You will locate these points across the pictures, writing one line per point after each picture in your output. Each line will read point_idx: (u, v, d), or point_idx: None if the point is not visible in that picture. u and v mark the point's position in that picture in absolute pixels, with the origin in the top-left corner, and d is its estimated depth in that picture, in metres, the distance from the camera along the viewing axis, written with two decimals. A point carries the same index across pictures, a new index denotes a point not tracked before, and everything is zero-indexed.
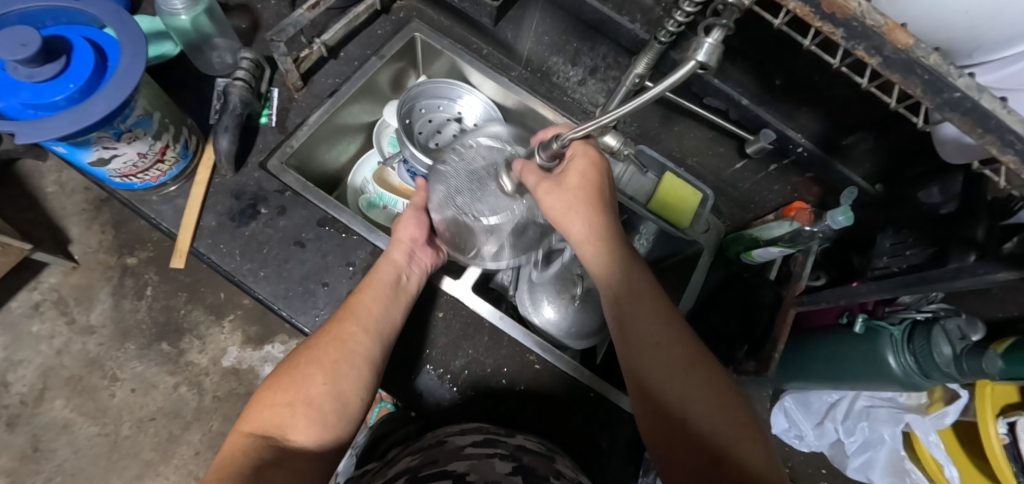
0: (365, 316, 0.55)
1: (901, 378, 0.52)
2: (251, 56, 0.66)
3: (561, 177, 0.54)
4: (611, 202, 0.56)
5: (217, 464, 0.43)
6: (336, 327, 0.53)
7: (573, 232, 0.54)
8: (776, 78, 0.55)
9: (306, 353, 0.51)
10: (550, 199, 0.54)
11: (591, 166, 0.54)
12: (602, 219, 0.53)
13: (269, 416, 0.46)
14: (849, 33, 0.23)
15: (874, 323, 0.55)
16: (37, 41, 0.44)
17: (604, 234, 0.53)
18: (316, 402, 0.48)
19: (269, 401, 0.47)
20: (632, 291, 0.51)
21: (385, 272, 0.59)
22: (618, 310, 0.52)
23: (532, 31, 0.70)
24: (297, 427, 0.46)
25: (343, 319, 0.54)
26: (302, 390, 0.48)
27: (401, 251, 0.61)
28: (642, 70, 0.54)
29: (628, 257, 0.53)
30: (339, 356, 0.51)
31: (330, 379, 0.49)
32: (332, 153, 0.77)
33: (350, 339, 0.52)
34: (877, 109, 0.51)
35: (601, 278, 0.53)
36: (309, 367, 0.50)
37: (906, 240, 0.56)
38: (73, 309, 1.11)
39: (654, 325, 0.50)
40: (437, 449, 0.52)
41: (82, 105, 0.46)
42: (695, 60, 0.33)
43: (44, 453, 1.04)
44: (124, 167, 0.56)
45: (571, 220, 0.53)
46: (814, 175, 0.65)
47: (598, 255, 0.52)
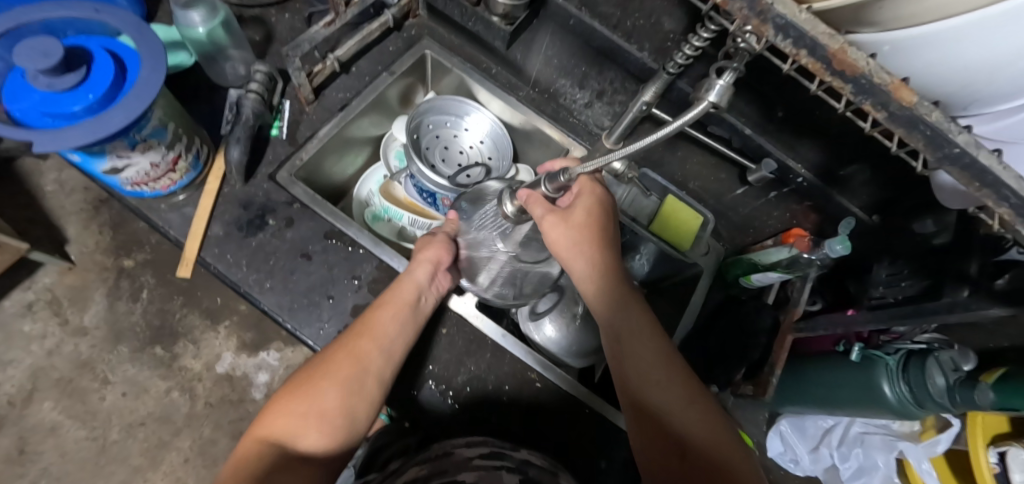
0: (381, 336, 0.55)
1: (896, 406, 0.53)
2: (265, 69, 0.67)
3: (568, 212, 0.55)
4: (614, 240, 0.57)
5: (233, 466, 0.46)
6: (352, 342, 0.54)
7: (575, 267, 0.55)
8: (778, 110, 0.57)
9: (321, 365, 0.52)
10: (555, 234, 0.54)
11: (597, 205, 0.56)
12: (604, 256, 0.54)
13: (283, 424, 0.48)
14: (857, 89, 0.24)
15: (869, 352, 0.56)
16: (59, 52, 0.45)
17: (606, 273, 0.54)
18: (325, 415, 0.49)
19: (283, 409, 0.49)
20: (632, 331, 0.52)
21: (403, 291, 0.59)
22: (614, 348, 0.53)
23: (542, 54, 0.72)
24: (307, 436, 0.47)
25: (359, 334, 0.54)
26: (317, 401, 0.49)
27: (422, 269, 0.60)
28: (649, 98, 0.55)
29: (628, 297, 0.54)
30: (352, 372, 0.51)
31: (342, 395, 0.50)
32: (340, 165, 0.78)
33: (364, 357, 0.53)
34: (870, 145, 0.53)
35: (601, 317, 0.54)
36: (323, 381, 0.50)
37: (902, 271, 0.58)
38: (67, 310, 1.10)
39: (651, 361, 0.51)
40: (445, 460, 0.53)
41: (101, 117, 0.47)
42: (707, 100, 0.35)
43: (30, 455, 1.03)
44: (135, 176, 0.57)
45: (574, 258, 0.54)
46: (813, 204, 0.66)
47: (598, 294, 0.54)
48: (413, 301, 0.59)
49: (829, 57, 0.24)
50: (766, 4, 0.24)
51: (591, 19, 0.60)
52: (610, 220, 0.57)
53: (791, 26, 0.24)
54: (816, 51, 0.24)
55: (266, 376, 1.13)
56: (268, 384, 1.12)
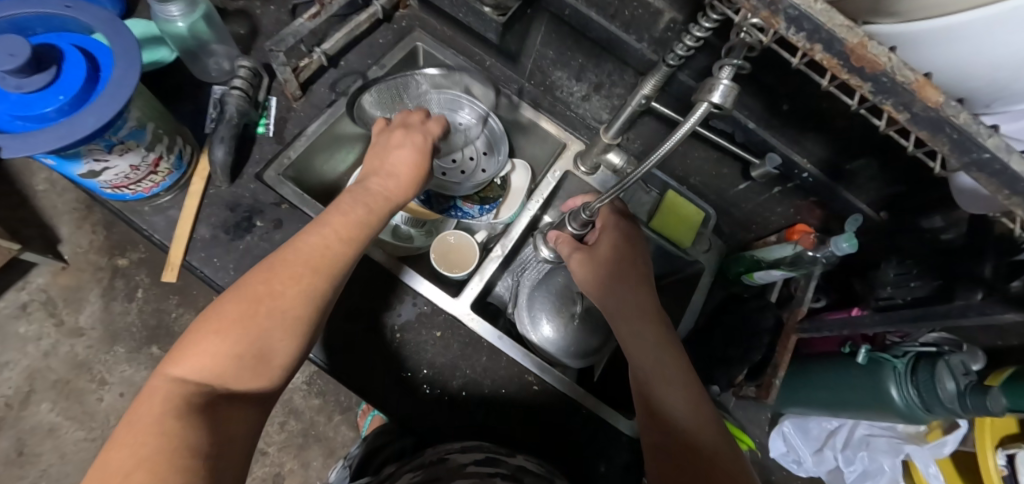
0: (328, 263, 0.49)
1: (903, 410, 0.52)
2: (249, 64, 0.65)
3: (594, 249, 0.64)
4: (642, 275, 0.63)
5: (137, 411, 0.39)
6: (293, 269, 0.47)
7: (608, 304, 0.62)
8: (782, 104, 0.55)
9: (258, 295, 0.46)
10: (584, 267, 0.63)
11: (619, 239, 0.64)
12: (635, 297, 0.61)
13: (210, 365, 0.42)
14: (878, 88, 0.22)
15: (877, 354, 0.54)
16: (26, 52, 0.43)
17: (640, 314, 0.59)
18: (265, 357, 0.44)
19: (208, 349, 0.43)
20: (661, 369, 0.55)
21: (359, 210, 0.54)
22: (644, 390, 0.55)
23: (537, 45, 0.69)
24: (242, 378, 0.43)
25: (301, 260, 0.48)
26: (253, 341, 0.44)
27: (401, 185, 0.58)
28: (648, 91, 0.53)
29: (661, 340, 0.57)
30: (302, 310, 0.47)
31: (287, 334, 0.46)
32: (331, 162, 0.75)
33: (309, 286, 0.47)
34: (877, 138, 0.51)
35: (634, 355, 0.57)
36: (266, 319, 0.45)
37: (910, 271, 0.55)
38: (61, 311, 1.09)
39: (682, 400, 0.53)
40: (440, 466, 0.51)
41: (73, 120, 0.45)
42: (710, 101, 0.35)
43: (28, 457, 1.03)
44: (115, 179, 0.55)
45: (598, 292, 0.62)
46: (818, 199, 0.64)
47: (630, 332, 0.58)
48: (374, 216, 0.54)
49: (847, 52, 0.22)
50: None
51: (587, 9, 0.58)
52: (634, 261, 0.64)
53: (805, 18, 0.22)
54: (831, 46, 0.22)
55: None
56: None
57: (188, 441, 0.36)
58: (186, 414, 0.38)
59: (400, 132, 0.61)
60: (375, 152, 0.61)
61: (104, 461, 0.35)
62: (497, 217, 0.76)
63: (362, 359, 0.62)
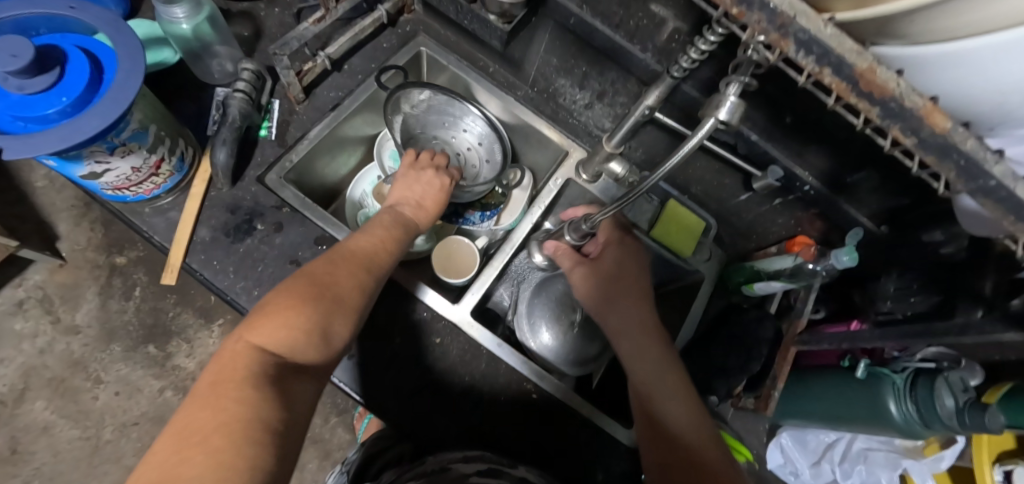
0: (373, 264, 0.53)
1: (902, 425, 0.51)
2: (252, 67, 0.65)
3: (595, 262, 0.66)
4: (641, 291, 0.65)
5: (212, 372, 0.37)
6: (345, 264, 0.51)
7: (609, 319, 0.63)
8: (785, 116, 0.55)
9: (328, 280, 0.48)
10: (584, 280, 0.65)
11: (620, 255, 0.67)
12: (637, 315, 0.62)
13: (282, 337, 0.42)
14: (886, 113, 0.22)
15: (875, 369, 0.54)
16: (30, 53, 0.43)
17: (643, 330, 0.61)
18: (327, 336, 0.44)
19: (281, 320, 0.42)
20: (660, 383, 0.56)
21: (394, 228, 0.60)
22: (646, 402, 0.55)
23: (541, 53, 0.69)
24: (306, 353, 0.43)
25: (351, 259, 0.52)
26: (321, 319, 0.44)
27: (428, 217, 0.65)
28: (652, 102, 0.53)
29: (661, 357, 0.58)
30: (358, 300, 0.49)
31: (345, 318, 0.47)
32: (332, 166, 0.75)
33: (357, 280, 0.50)
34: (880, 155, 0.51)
35: (633, 367, 0.58)
36: (332, 302, 0.46)
37: (911, 285, 0.55)
38: (58, 308, 1.09)
39: (683, 412, 0.54)
40: (442, 477, 0.51)
41: (75, 122, 0.45)
42: (717, 117, 0.36)
43: (22, 455, 1.02)
44: (116, 180, 0.55)
45: (601, 306, 0.64)
46: (819, 212, 0.65)
47: (631, 347, 0.60)
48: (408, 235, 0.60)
49: (856, 77, 0.22)
50: (787, 17, 0.22)
51: (592, 18, 0.58)
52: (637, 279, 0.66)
53: (815, 42, 0.22)
54: (841, 70, 0.22)
55: None
56: None
57: (263, 413, 0.35)
58: (264, 381, 0.37)
59: (429, 172, 0.67)
60: (402, 182, 0.66)
61: (185, 418, 0.34)
62: (498, 223, 0.76)
63: (362, 364, 0.62)
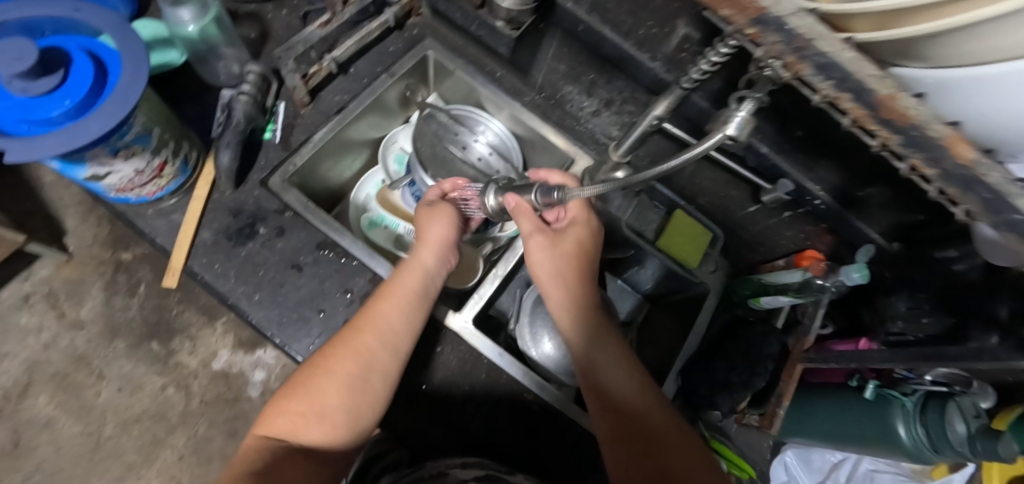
0: (383, 329, 0.54)
1: (910, 449, 0.50)
2: (258, 69, 0.65)
3: (557, 234, 0.59)
4: (592, 270, 0.62)
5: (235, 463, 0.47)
6: (353, 336, 0.54)
7: (551, 297, 0.60)
8: (796, 130, 0.54)
9: (326, 362, 0.52)
10: (540, 253, 0.59)
11: (585, 232, 0.60)
12: (582, 293, 0.59)
13: (283, 423, 0.49)
14: (908, 141, 0.22)
15: (885, 391, 0.52)
16: (33, 55, 0.42)
17: (588, 309, 0.59)
18: (327, 413, 0.50)
19: (284, 408, 0.50)
20: (609, 364, 0.56)
21: (409, 281, 0.58)
22: (593, 379, 0.56)
23: (548, 60, 0.69)
24: (309, 433, 0.49)
25: (360, 328, 0.54)
26: (318, 400, 0.50)
27: (431, 255, 0.59)
28: (660, 113, 0.52)
29: (605, 334, 0.58)
30: (355, 369, 0.52)
31: (343, 392, 0.51)
32: (337, 168, 0.75)
33: (366, 351, 0.53)
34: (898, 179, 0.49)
35: (577, 346, 0.58)
36: (325, 380, 0.51)
37: (923, 305, 0.53)
38: (63, 303, 1.09)
39: (633, 392, 0.55)
40: None
41: (79, 125, 0.45)
42: (726, 132, 0.35)
43: (25, 449, 1.03)
44: (119, 182, 0.54)
45: (552, 285, 0.60)
46: (828, 226, 0.63)
47: (576, 328, 0.58)
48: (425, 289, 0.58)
49: (878, 103, 0.21)
50: (805, 40, 0.21)
51: (601, 25, 0.56)
52: (592, 256, 0.62)
53: (835, 67, 0.21)
54: (861, 96, 0.21)
55: (262, 375, 1.12)
56: (264, 382, 1.11)
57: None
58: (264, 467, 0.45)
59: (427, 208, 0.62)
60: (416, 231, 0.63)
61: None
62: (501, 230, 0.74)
63: None
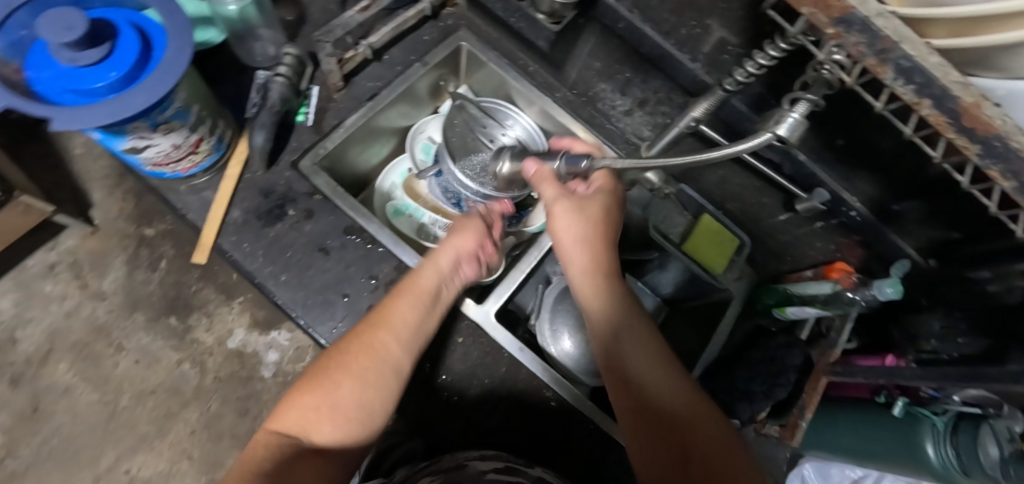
0: (398, 326, 0.53)
1: (938, 470, 0.49)
2: (295, 52, 0.65)
3: (582, 200, 0.56)
4: (614, 238, 0.59)
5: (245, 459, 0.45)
6: (368, 332, 0.52)
7: (573, 261, 0.57)
8: (838, 138, 0.53)
9: (337, 356, 0.51)
10: (564, 216, 0.55)
11: (612, 198, 0.57)
12: (604, 259, 0.57)
13: (295, 417, 0.48)
14: (986, 151, 0.21)
15: (914, 409, 0.51)
16: (83, 25, 0.43)
17: (608, 275, 0.57)
18: (340, 408, 0.48)
19: (295, 403, 0.48)
20: (630, 335, 0.54)
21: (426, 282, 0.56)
22: (615, 353, 0.54)
23: (584, 57, 0.68)
24: (320, 431, 0.47)
25: (376, 324, 0.53)
26: (328, 395, 0.48)
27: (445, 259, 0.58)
28: (698, 114, 0.51)
29: (627, 304, 0.55)
30: (369, 365, 0.50)
31: (356, 387, 0.49)
32: (365, 155, 0.75)
33: (380, 348, 0.52)
34: (959, 194, 0.47)
35: (598, 314, 0.55)
36: (338, 374, 0.49)
37: (958, 325, 0.52)
38: (86, 274, 1.11)
39: (665, 384, 0.51)
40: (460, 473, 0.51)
41: (122, 97, 0.45)
42: (775, 132, 0.34)
43: (43, 414, 1.05)
44: (156, 156, 0.55)
45: (576, 250, 0.57)
46: (861, 239, 0.62)
47: (598, 294, 0.56)
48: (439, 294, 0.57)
49: (960, 110, 0.21)
50: (890, 42, 0.21)
51: (643, 23, 0.56)
52: (615, 222, 0.58)
53: (918, 71, 0.21)
54: (942, 103, 0.21)
55: (276, 356, 1.13)
56: (277, 363, 1.12)
57: None
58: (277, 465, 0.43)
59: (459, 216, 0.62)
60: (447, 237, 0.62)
61: None
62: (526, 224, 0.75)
63: None
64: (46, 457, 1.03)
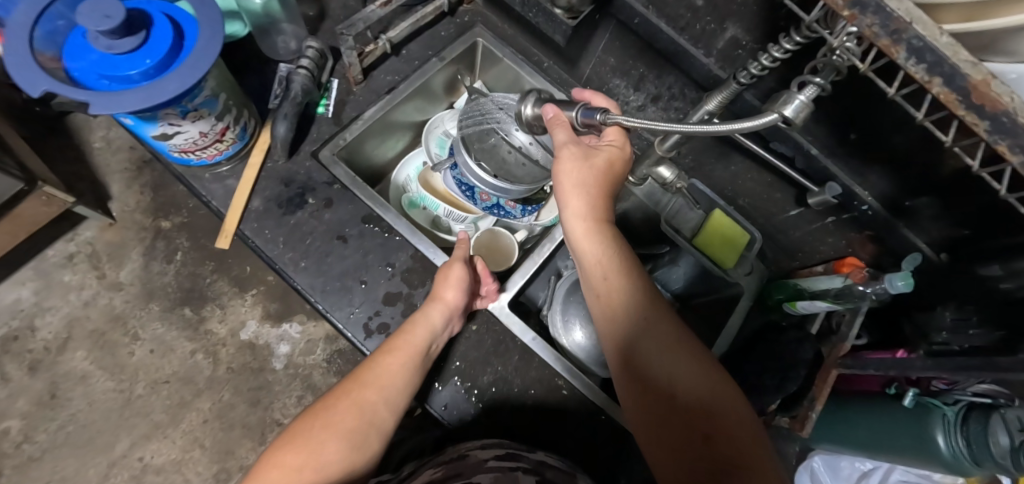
0: (388, 385, 0.51)
1: (949, 460, 0.49)
2: (317, 45, 0.67)
3: (588, 149, 0.53)
4: (615, 186, 0.57)
5: None
6: (357, 390, 0.50)
7: (571, 206, 0.54)
8: (850, 133, 0.55)
9: (322, 414, 0.48)
10: (570, 165, 0.53)
11: (617, 151, 0.55)
12: (604, 206, 0.55)
13: (276, 476, 0.42)
14: (995, 127, 0.21)
15: (925, 399, 0.52)
16: (120, 14, 0.44)
17: (604, 223, 0.54)
18: (324, 468, 0.44)
19: (277, 461, 0.43)
20: (630, 282, 0.52)
21: (415, 337, 0.55)
22: (612, 302, 0.52)
23: (598, 53, 0.69)
24: None
25: (364, 382, 0.51)
26: (312, 452, 0.44)
27: (438, 314, 0.57)
28: (713, 107, 0.51)
29: (626, 251, 0.54)
30: (357, 423, 0.48)
31: (343, 447, 0.46)
32: (381, 148, 0.77)
33: (369, 407, 0.49)
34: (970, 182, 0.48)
35: (598, 263, 0.53)
36: (323, 432, 0.46)
37: (969, 318, 0.52)
38: (104, 265, 1.14)
39: (665, 345, 0.50)
40: (460, 462, 0.51)
41: (156, 84, 0.47)
42: (782, 113, 0.35)
43: (60, 400, 1.07)
44: (184, 143, 0.57)
45: (573, 196, 0.53)
46: (873, 234, 0.64)
47: (598, 241, 0.53)
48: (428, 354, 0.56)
49: (969, 88, 0.21)
50: (904, 22, 0.21)
51: (657, 19, 0.58)
52: (620, 173, 0.56)
53: (930, 50, 0.21)
54: (952, 81, 0.21)
55: (287, 348, 1.14)
56: (288, 355, 1.14)
57: None
58: None
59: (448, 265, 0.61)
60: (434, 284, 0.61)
61: None
62: (538, 219, 0.78)
63: None
64: (62, 442, 1.05)
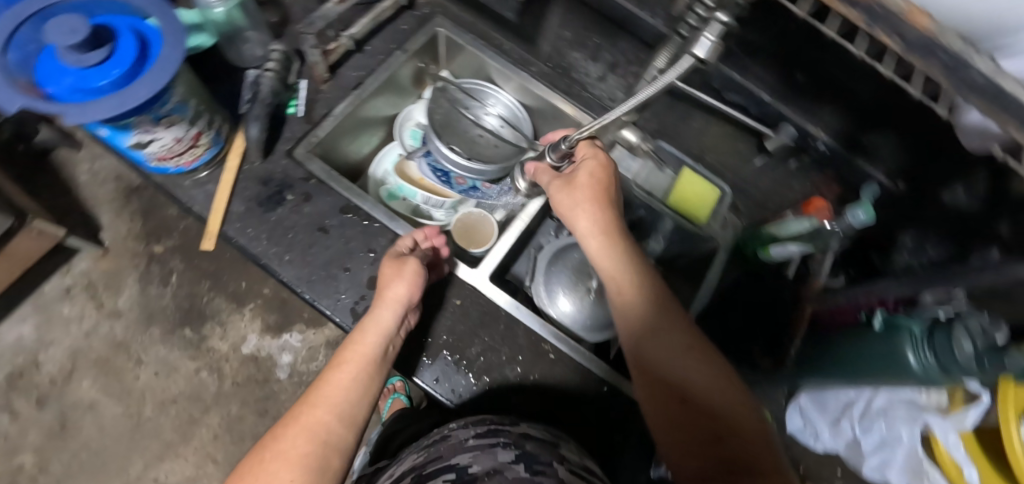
0: (339, 401, 0.51)
1: (921, 375, 0.49)
2: (281, 48, 0.69)
3: (572, 176, 0.60)
4: (614, 199, 0.60)
5: None
6: (306, 412, 0.49)
7: (578, 224, 0.58)
8: (797, 75, 0.57)
9: (272, 445, 0.47)
10: (560, 195, 0.60)
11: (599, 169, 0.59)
12: (608, 215, 0.58)
13: None
14: (868, 14, 0.21)
15: (896, 319, 0.52)
16: (85, 28, 0.46)
17: (609, 232, 0.57)
18: None
19: None
20: (638, 286, 0.54)
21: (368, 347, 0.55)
22: (622, 306, 0.54)
23: (554, 28, 0.72)
24: None
25: (314, 402, 0.50)
26: None
27: (391, 315, 0.56)
28: (661, 64, 0.53)
29: (635, 256, 0.56)
30: (310, 447, 0.47)
31: (298, 475, 0.45)
32: (356, 144, 0.80)
33: (321, 427, 0.48)
34: (911, 107, 0.51)
35: (607, 271, 0.56)
36: (275, 463, 0.45)
37: (928, 236, 0.58)
38: (102, 293, 1.15)
39: (672, 345, 0.52)
40: (443, 443, 0.52)
41: (126, 91, 0.49)
42: (695, 54, 0.42)
43: (70, 430, 1.08)
44: (160, 151, 0.59)
45: (577, 213, 0.58)
46: (834, 172, 0.67)
47: (604, 249, 0.56)
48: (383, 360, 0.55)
49: None
50: None
51: None
52: (615, 188, 0.60)
53: None
54: None
55: (289, 358, 1.16)
56: (291, 364, 1.15)
57: None
58: None
59: (391, 262, 0.60)
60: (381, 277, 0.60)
61: None
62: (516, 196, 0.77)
63: None
64: (77, 470, 1.07)
